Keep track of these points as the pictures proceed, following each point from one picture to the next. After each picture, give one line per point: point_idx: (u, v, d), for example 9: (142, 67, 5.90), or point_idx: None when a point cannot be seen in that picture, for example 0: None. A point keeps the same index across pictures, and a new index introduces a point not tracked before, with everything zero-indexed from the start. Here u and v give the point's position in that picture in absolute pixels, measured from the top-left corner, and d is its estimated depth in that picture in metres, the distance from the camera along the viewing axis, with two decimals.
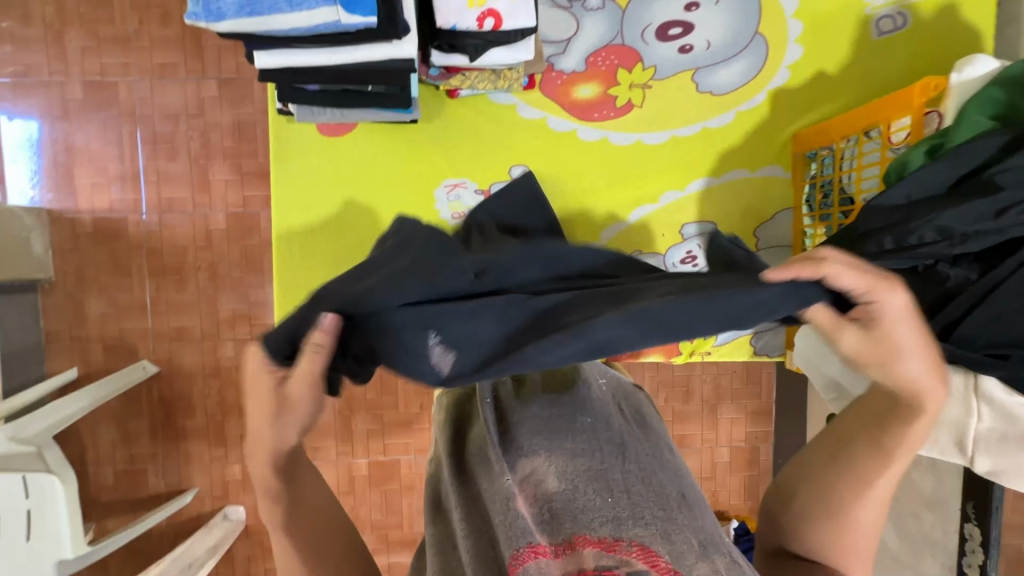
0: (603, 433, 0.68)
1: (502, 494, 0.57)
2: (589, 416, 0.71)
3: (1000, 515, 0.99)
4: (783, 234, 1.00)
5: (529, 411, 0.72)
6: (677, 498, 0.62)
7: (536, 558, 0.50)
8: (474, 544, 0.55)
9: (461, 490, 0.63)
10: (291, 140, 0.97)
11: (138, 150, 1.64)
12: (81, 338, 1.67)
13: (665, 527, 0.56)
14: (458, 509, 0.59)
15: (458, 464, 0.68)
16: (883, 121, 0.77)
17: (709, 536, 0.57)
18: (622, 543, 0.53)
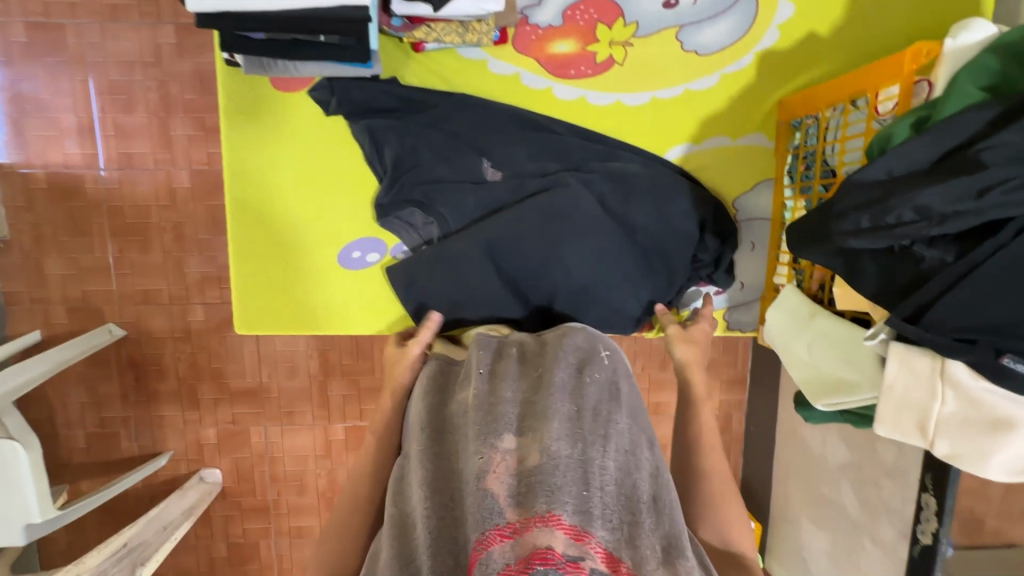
0: (591, 416, 0.63)
1: (476, 472, 0.55)
2: (574, 400, 0.64)
3: (956, 486, 1.02)
4: (763, 206, 0.97)
5: (515, 385, 0.66)
6: (649, 502, 0.60)
7: (500, 542, 0.50)
8: (439, 522, 0.56)
9: (435, 464, 0.61)
10: (244, 96, 0.91)
11: (91, 100, 1.54)
12: (42, 300, 1.61)
13: (631, 531, 0.56)
14: (428, 483, 0.59)
15: (434, 433, 0.65)
16: (872, 90, 0.73)
17: (674, 540, 0.59)
18: (589, 539, 0.52)
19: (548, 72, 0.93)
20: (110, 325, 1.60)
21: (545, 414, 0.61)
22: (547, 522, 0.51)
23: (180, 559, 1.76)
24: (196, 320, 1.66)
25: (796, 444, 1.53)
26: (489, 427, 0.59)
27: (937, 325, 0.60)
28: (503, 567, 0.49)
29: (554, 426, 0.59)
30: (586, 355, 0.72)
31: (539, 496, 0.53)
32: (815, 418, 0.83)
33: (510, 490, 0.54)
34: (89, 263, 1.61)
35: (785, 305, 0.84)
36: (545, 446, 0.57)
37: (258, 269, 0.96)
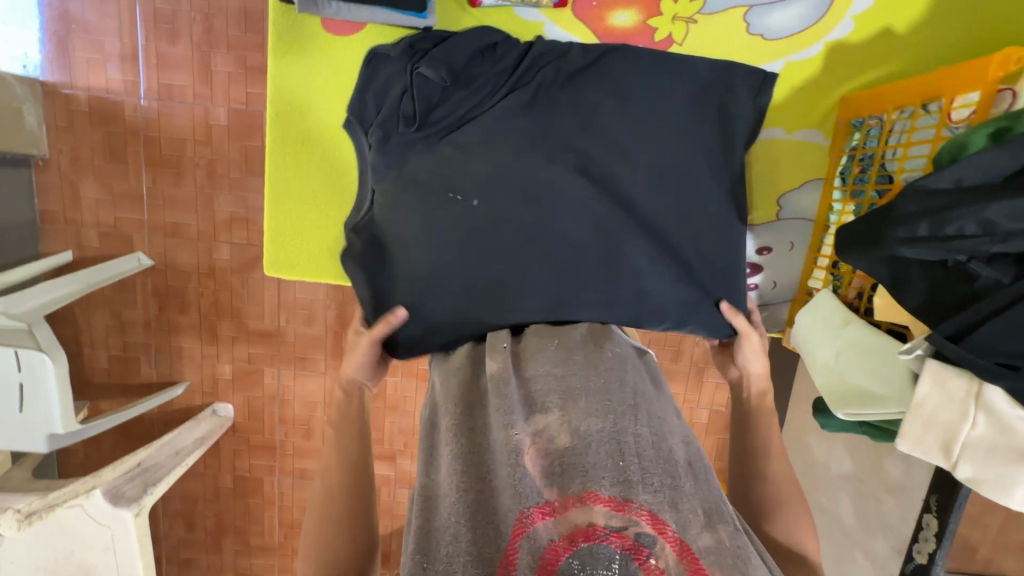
0: (618, 392, 0.64)
1: (512, 448, 0.55)
2: (601, 377, 0.65)
3: (961, 512, 1.01)
4: (809, 207, 0.94)
5: (539, 365, 0.67)
6: (685, 467, 0.61)
7: (543, 520, 0.51)
8: (472, 500, 0.54)
9: (463, 442, 0.60)
10: (294, 32, 0.88)
11: (136, 27, 1.53)
12: (76, 222, 1.64)
13: (673, 495, 0.56)
14: (458, 461, 0.58)
15: (458, 412, 0.64)
16: (948, 95, 0.69)
17: (714, 504, 0.58)
18: (632, 506, 0.52)
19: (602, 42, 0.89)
20: (139, 254, 1.63)
21: (572, 392, 0.62)
22: (588, 498, 0.52)
23: (188, 484, 1.84)
24: (221, 258, 1.68)
25: (800, 450, 1.53)
26: (517, 409, 0.60)
27: (985, 348, 0.58)
28: (550, 541, 0.50)
29: (582, 405, 0.60)
30: (604, 339, 0.75)
31: (573, 478, 0.53)
32: (832, 426, 0.82)
33: (542, 470, 0.55)
34: (122, 190, 1.63)
35: (816, 308, 0.83)
36: (575, 422, 0.58)
37: (292, 215, 0.96)
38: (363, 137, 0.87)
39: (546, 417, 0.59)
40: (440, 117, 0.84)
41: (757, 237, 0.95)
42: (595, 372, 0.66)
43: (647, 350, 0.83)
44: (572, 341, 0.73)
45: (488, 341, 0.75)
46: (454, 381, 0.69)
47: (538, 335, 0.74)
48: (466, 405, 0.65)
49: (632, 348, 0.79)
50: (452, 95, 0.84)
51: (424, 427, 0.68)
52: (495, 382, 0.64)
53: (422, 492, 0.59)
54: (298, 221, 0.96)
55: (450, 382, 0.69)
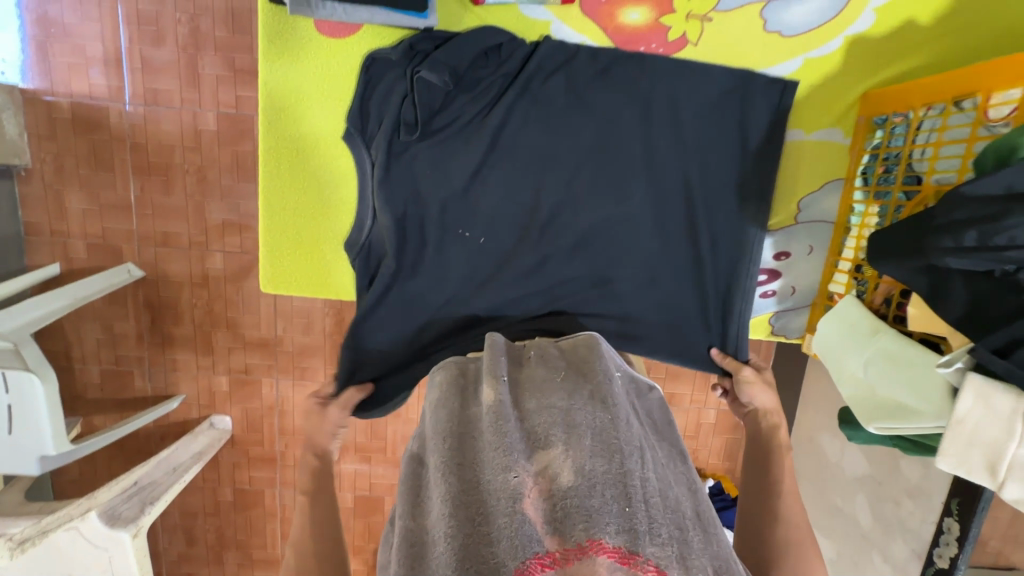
0: (625, 430, 0.62)
1: (510, 492, 0.52)
2: (606, 412, 0.63)
3: (983, 516, 0.99)
4: (828, 208, 0.90)
5: (540, 399, 0.65)
6: (691, 519, 0.59)
7: (542, 572, 0.49)
8: (462, 541, 0.50)
9: (454, 479, 0.56)
10: (287, 36, 0.84)
11: (119, 30, 1.47)
12: (62, 233, 1.59)
13: (681, 549, 0.54)
14: (449, 500, 0.54)
15: (452, 441, 0.61)
16: (984, 91, 0.66)
17: (724, 562, 0.56)
18: (638, 559, 0.50)
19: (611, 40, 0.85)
20: (129, 265, 1.58)
21: (576, 428, 0.60)
22: (592, 549, 0.50)
23: (187, 499, 1.80)
24: (215, 268, 1.63)
25: (811, 450, 1.51)
26: (515, 447, 0.57)
27: None
28: None
29: (587, 443, 0.58)
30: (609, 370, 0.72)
31: (575, 524, 0.52)
32: (860, 438, 0.79)
33: (544, 516, 0.53)
34: (110, 199, 1.57)
35: (842, 316, 0.79)
36: (580, 461, 0.56)
37: (288, 230, 0.92)
38: (366, 152, 0.83)
39: (549, 456, 0.57)
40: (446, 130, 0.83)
41: (776, 241, 0.92)
42: (599, 405, 0.64)
43: (650, 383, 0.78)
44: (572, 371, 0.72)
45: (488, 364, 0.69)
46: (445, 408, 0.65)
47: (541, 364, 0.72)
48: (458, 437, 0.61)
49: (634, 379, 0.76)
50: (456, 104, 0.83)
51: (410, 461, 0.64)
52: (492, 410, 0.61)
53: (407, 531, 0.55)
54: (291, 234, 0.92)
55: (442, 406, 0.65)
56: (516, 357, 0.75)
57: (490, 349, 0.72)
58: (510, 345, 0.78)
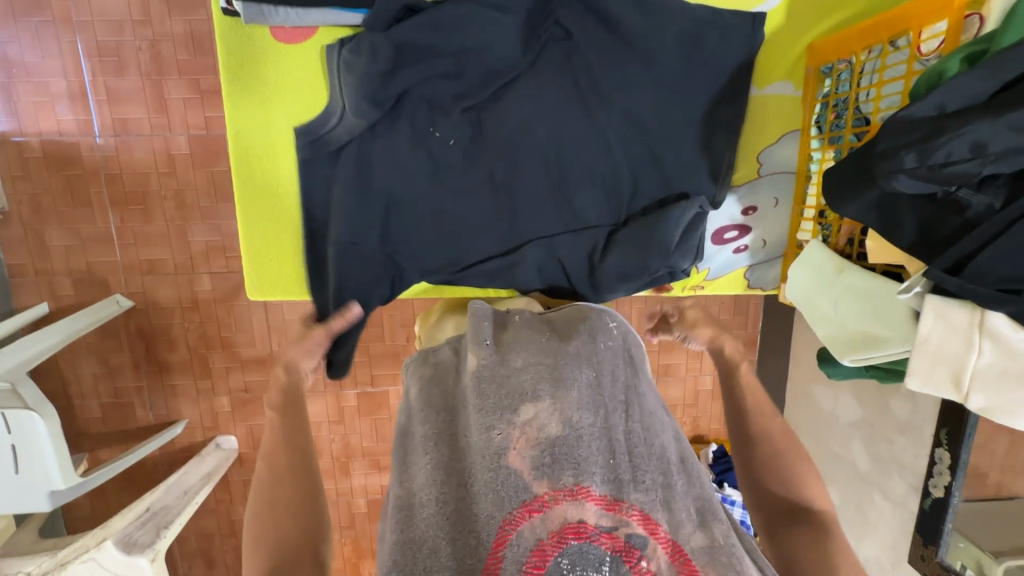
0: (612, 384, 0.64)
1: (495, 450, 0.55)
2: (591, 365, 0.64)
3: (970, 442, 1.03)
4: (789, 159, 0.93)
5: (526, 353, 0.65)
6: (676, 464, 0.62)
7: (529, 519, 0.52)
8: (450, 506, 0.55)
9: (441, 447, 0.59)
10: (243, 45, 0.85)
11: (81, 63, 1.48)
12: (47, 272, 1.59)
13: (665, 494, 0.57)
14: (433, 466, 0.58)
15: (435, 412, 0.63)
16: (914, 28, 0.69)
17: (706, 502, 0.60)
18: (623, 505, 0.54)
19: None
20: (117, 296, 1.59)
21: (563, 380, 0.61)
22: (580, 493, 0.54)
23: (202, 522, 1.80)
24: (203, 290, 1.64)
25: (806, 403, 1.54)
26: (500, 407, 0.59)
27: (981, 276, 0.59)
28: (535, 542, 0.51)
29: (574, 394, 0.60)
30: (597, 323, 0.72)
31: (564, 470, 0.55)
32: (840, 374, 0.83)
33: (531, 462, 0.55)
34: (91, 233, 1.58)
35: (809, 259, 0.81)
36: (567, 413, 0.58)
37: (268, 234, 0.93)
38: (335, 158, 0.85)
39: (536, 407, 0.59)
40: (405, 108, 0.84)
41: (743, 197, 0.95)
42: (585, 360, 0.65)
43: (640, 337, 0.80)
44: (563, 332, 0.71)
45: (471, 331, 0.69)
46: (433, 378, 0.67)
47: (526, 326, 0.72)
48: (444, 407, 0.64)
49: (632, 333, 0.74)
50: (414, 91, 0.83)
51: (396, 436, 0.65)
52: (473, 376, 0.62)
53: (397, 501, 0.59)
54: (270, 240, 0.94)
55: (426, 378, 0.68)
56: (500, 324, 0.74)
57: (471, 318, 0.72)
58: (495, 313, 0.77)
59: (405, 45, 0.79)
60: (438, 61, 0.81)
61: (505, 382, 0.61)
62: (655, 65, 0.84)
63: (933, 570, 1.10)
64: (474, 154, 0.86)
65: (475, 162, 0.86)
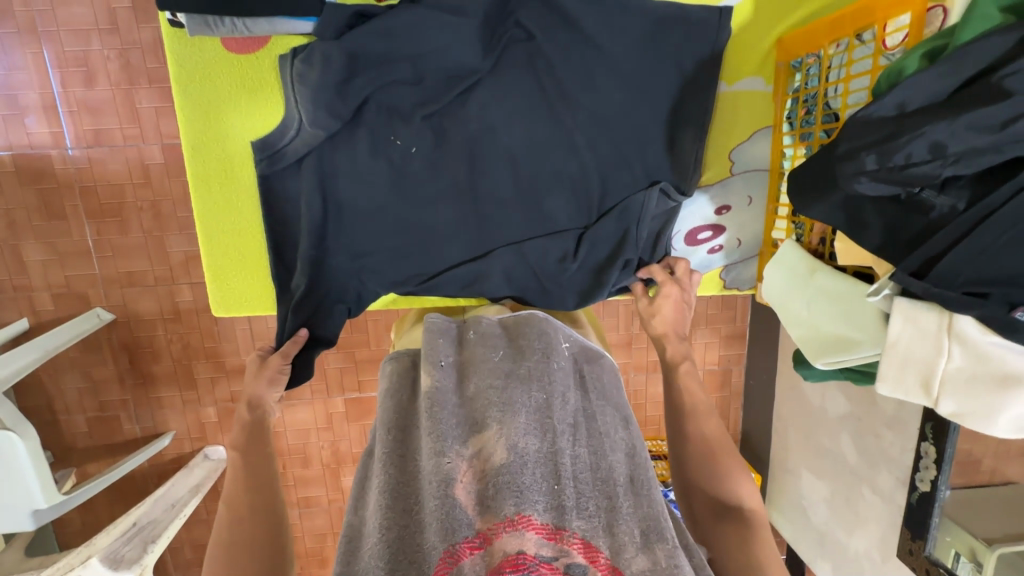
0: (561, 407, 0.65)
1: (442, 478, 0.56)
2: (542, 388, 0.66)
3: (955, 436, 1.02)
4: (761, 156, 0.92)
5: (479, 379, 0.67)
6: (624, 485, 0.61)
7: (470, 555, 0.52)
8: (394, 535, 0.55)
9: (393, 471, 0.60)
10: (193, 57, 0.83)
11: (49, 75, 1.45)
12: (26, 287, 1.57)
13: (608, 519, 0.57)
14: (382, 493, 0.58)
15: (391, 437, 0.65)
16: (879, 21, 0.67)
17: (654, 522, 0.58)
18: (564, 533, 0.54)
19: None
20: (97, 310, 1.58)
21: (511, 407, 0.62)
22: (520, 523, 0.53)
23: (193, 532, 1.79)
24: (184, 300, 1.63)
25: (795, 396, 1.53)
26: (449, 436, 0.60)
27: (947, 279, 0.57)
28: None
29: (521, 419, 0.61)
30: (550, 344, 0.73)
31: (506, 499, 0.54)
32: (815, 376, 0.81)
33: (474, 496, 0.56)
34: (68, 246, 1.56)
35: (783, 260, 0.80)
36: (512, 439, 0.59)
37: (231, 250, 0.92)
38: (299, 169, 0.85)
39: (483, 437, 0.60)
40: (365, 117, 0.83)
41: (716, 196, 0.93)
42: (536, 384, 0.66)
43: (602, 350, 0.79)
44: (517, 349, 0.73)
45: (426, 348, 0.72)
46: (389, 400, 0.69)
47: (481, 343, 0.74)
48: (399, 430, 0.66)
49: (586, 348, 0.78)
50: (373, 99, 0.82)
51: (362, 457, 0.68)
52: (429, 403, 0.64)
53: (349, 530, 0.59)
54: (233, 257, 0.92)
55: (388, 399, 0.70)
56: (459, 340, 0.77)
57: (429, 334, 0.75)
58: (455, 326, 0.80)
59: (358, 54, 0.78)
60: (396, 68, 0.80)
61: (456, 412, 0.63)
62: (619, 65, 0.82)
63: (922, 564, 1.10)
64: (438, 162, 0.86)
65: (439, 168, 0.86)
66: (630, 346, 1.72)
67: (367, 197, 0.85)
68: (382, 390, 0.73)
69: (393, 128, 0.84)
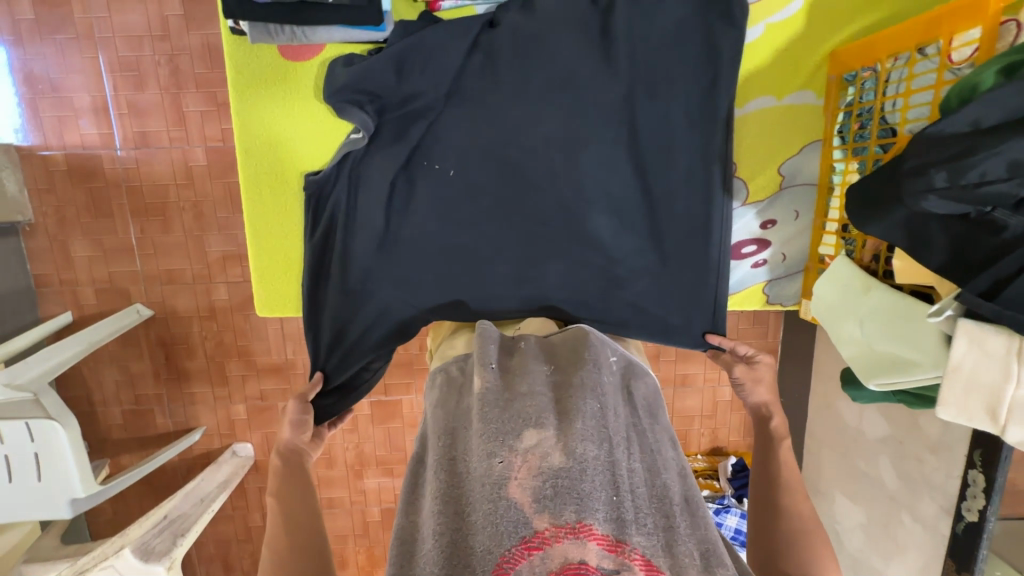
0: (616, 419, 0.64)
1: (497, 479, 0.55)
2: (598, 396, 0.65)
3: (1007, 465, 0.97)
4: (809, 170, 0.90)
5: (532, 383, 0.67)
6: (680, 504, 0.61)
7: (528, 558, 0.52)
8: (449, 533, 0.55)
9: (448, 474, 0.60)
10: (248, 64, 0.87)
11: (103, 79, 1.51)
12: (71, 281, 1.63)
13: (666, 537, 0.57)
14: (437, 492, 0.58)
15: (445, 436, 0.65)
16: (944, 36, 0.66)
17: (712, 546, 0.58)
18: (625, 548, 0.53)
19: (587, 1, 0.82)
20: (137, 306, 1.61)
21: (568, 413, 0.62)
22: (581, 531, 0.53)
23: (219, 528, 1.81)
24: (220, 299, 1.66)
25: (831, 418, 1.49)
26: (505, 433, 0.59)
27: (1021, 304, 0.55)
28: None
29: (580, 426, 0.60)
30: (603, 354, 0.74)
31: (567, 504, 0.54)
32: (864, 398, 0.80)
33: (532, 493, 0.55)
34: (112, 243, 1.61)
35: (835, 276, 0.80)
36: (570, 445, 0.58)
37: (277, 252, 0.95)
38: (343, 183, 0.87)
39: (539, 434, 0.59)
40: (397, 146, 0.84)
41: (762, 211, 0.92)
42: (591, 392, 0.66)
43: (646, 367, 0.79)
44: (565, 359, 0.74)
45: (477, 351, 0.73)
46: (440, 406, 0.70)
47: (532, 352, 0.76)
48: (450, 432, 0.65)
49: (634, 363, 0.79)
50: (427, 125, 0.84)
51: (412, 461, 0.68)
52: (484, 402, 0.63)
53: (402, 529, 0.60)
54: (281, 261, 0.96)
55: (438, 404, 0.71)
56: (507, 348, 0.77)
57: (481, 339, 0.76)
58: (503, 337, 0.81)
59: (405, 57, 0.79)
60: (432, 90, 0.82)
61: (514, 411, 0.63)
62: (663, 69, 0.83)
63: None
64: (476, 175, 0.87)
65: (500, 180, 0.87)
66: (658, 359, 1.69)
67: (410, 222, 0.88)
68: (427, 390, 0.74)
69: (428, 152, 0.86)
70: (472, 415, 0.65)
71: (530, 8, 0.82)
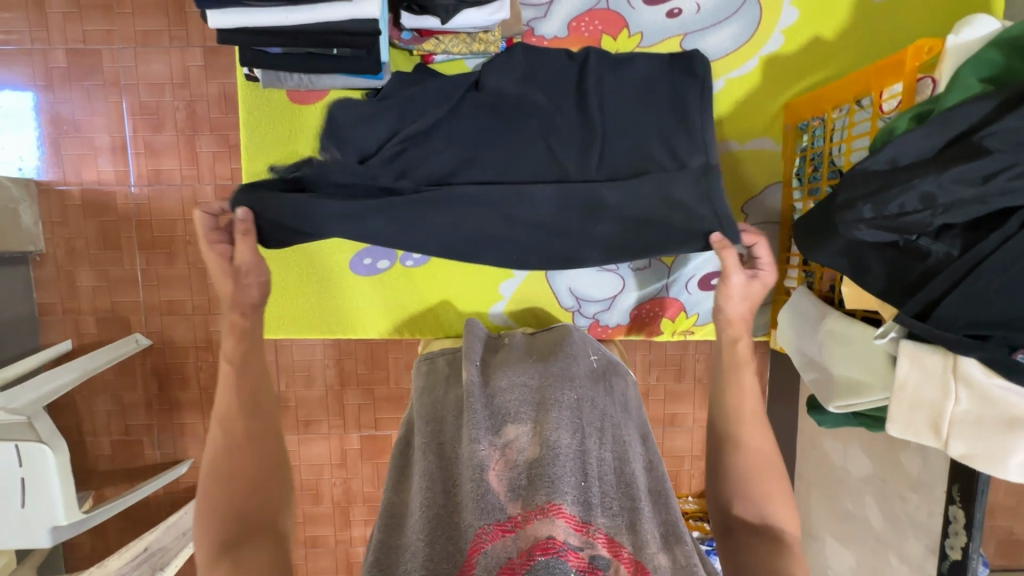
0: (589, 411, 0.68)
1: (477, 462, 0.57)
2: (574, 389, 0.70)
3: (985, 501, 0.98)
4: (773, 208, 0.99)
5: (513, 378, 0.71)
6: (646, 492, 0.63)
7: (502, 537, 0.52)
8: (428, 515, 0.57)
9: (437, 459, 0.63)
10: (259, 106, 0.96)
11: (124, 121, 1.62)
12: (73, 310, 1.67)
13: (631, 518, 0.58)
14: (422, 479, 0.61)
15: (431, 428, 0.69)
16: (875, 89, 0.76)
17: (673, 527, 0.60)
18: (590, 528, 0.55)
19: (565, 57, 0.92)
20: (137, 335, 1.65)
21: (545, 404, 0.66)
22: (550, 511, 0.53)
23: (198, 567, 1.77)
24: (217, 330, 1.70)
25: (818, 458, 1.49)
26: (484, 423, 0.63)
27: (947, 321, 0.64)
28: (505, 559, 0.51)
29: (555, 417, 0.63)
30: (579, 354, 0.79)
31: (540, 489, 0.56)
32: (828, 422, 0.87)
33: (509, 483, 0.57)
34: (118, 275, 1.67)
35: (796, 305, 0.90)
36: (546, 435, 0.61)
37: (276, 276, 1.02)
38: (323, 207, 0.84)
39: (518, 429, 0.63)
40: (380, 174, 0.82)
41: None
42: (567, 385, 0.70)
43: (626, 367, 0.85)
44: (545, 357, 0.79)
45: (465, 346, 0.82)
46: (427, 403, 0.73)
47: (514, 352, 0.81)
48: (440, 423, 0.70)
49: (610, 363, 0.84)
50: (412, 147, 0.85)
51: (398, 448, 0.73)
52: (467, 396, 0.67)
53: (389, 510, 0.63)
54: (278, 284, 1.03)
55: (425, 399, 0.75)
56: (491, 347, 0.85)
57: (470, 337, 0.85)
58: (487, 337, 0.89)
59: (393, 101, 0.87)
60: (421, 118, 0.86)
61: (493, 404, 0.67)
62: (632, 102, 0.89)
63: None
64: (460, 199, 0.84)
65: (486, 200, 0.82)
66: (647, 397, 1.71)
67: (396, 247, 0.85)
68: (413, 386, 0.79)
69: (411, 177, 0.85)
70: (459, 413, 0.69)
71: (509, 62, 0.91)
